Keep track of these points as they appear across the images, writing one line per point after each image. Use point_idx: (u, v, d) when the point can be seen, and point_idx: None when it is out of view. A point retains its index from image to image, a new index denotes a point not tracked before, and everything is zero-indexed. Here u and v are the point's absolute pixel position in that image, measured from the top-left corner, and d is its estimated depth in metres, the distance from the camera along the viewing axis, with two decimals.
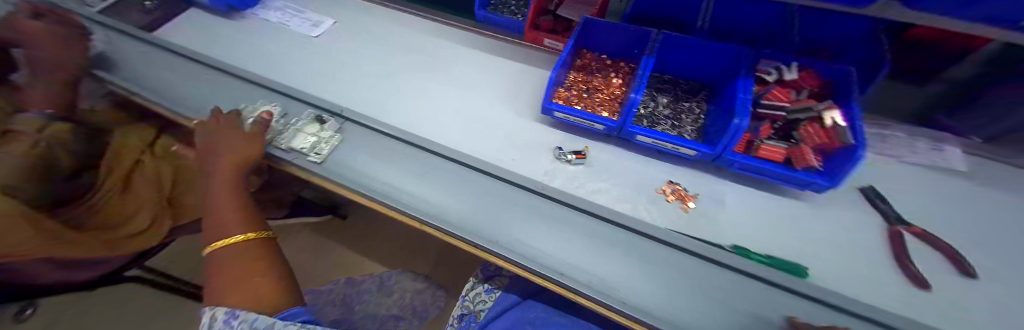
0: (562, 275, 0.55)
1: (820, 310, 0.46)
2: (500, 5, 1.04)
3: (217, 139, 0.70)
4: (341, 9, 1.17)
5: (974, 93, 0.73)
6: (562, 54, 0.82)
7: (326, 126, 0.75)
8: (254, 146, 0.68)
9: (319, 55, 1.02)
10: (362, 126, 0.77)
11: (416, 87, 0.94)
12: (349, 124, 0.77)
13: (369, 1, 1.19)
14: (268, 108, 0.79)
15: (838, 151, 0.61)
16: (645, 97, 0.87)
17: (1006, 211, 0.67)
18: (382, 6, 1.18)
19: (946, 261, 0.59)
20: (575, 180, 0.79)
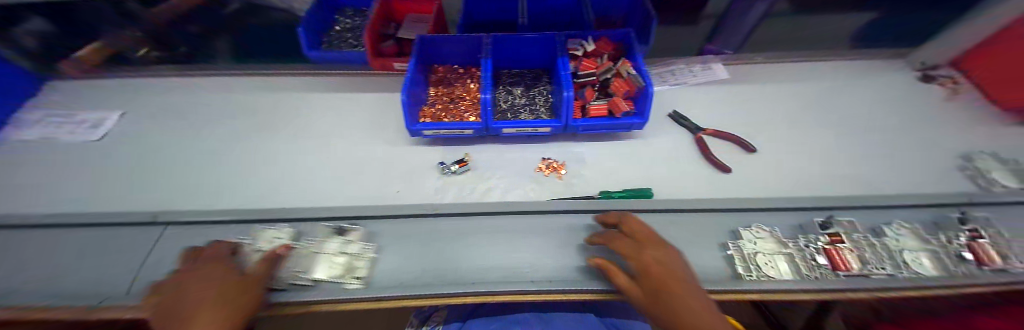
0: (475, 282, 0.54)
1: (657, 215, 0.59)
2: (336, 41, 1.00)
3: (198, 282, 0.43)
4: (156, 96, 1.00)
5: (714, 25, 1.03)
6: (408, 73, 0.76)
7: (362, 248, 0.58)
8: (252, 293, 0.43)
9: (132, 155, 0.84)
10: (185, 223, 0.61)
11: (267, 155, 0.83)
12: (166, 228, 0.60)
13: (192, 77, 1.05)
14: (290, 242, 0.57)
15: (638, 94, 0.81)
16: (502, 94, 0.92)
17: (756, 97, 0.95)
18: (208, 78, 1.06)
19: (733, 145, 0.82)
20: (464, 189, 0.77)
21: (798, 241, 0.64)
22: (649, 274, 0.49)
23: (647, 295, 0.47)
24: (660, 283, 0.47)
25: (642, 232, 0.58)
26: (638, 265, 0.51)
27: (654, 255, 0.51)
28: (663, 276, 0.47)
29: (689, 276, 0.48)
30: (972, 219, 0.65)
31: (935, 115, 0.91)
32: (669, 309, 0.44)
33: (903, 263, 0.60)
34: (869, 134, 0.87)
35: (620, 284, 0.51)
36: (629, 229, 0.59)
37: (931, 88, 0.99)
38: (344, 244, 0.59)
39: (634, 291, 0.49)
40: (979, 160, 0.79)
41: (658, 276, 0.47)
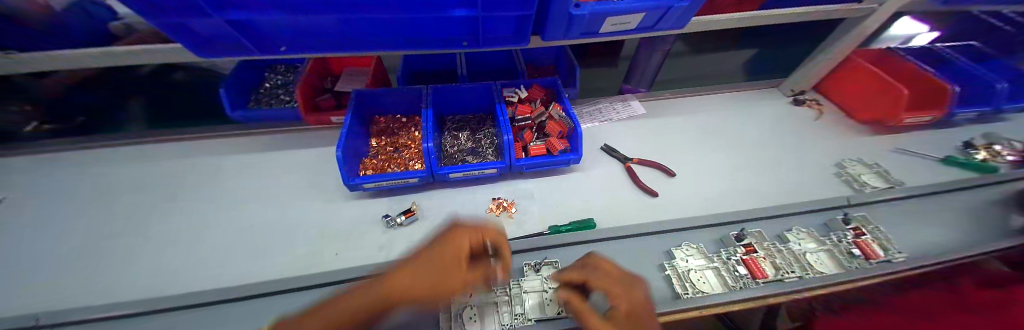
0: None
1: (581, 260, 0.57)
2: (262, 99, 1.08)
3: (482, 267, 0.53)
4: (71, 169, 0.93)
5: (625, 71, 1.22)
6: (344, 126, 0.77)
7: (546, 276, 0.64)
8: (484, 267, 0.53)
9: (26, 239, 0.75)
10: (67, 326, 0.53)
11: (193, 228, 0.78)
12: None
13: (120, 142, 1.01)
14: (547, 261, 0.68)
15: (570, 133, 0.88)
16: (446, 139, 0.96)
17: (673, 126, 1.10)
18: (141, 142, 1.02)
19: (658, 171, 0.92)
20: (412, 241, 0.74)
21: (721, 254, 0.70)
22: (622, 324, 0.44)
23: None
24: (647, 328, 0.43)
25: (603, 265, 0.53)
26: (623, 305, 0.46)
27: (637, 295, 0.48)
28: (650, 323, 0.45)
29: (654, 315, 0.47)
30: (854, 218, 0.78)
31: (809, 131, 1.13)
32: None
33: (806, 264, 0.68)
34: (763, 149, 1.04)
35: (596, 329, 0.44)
36: (599, 264, 0.54)
37: (802, 109, 1.23)
38: (544, 279, 0.64)
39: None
40: (849, 167, 0.96)
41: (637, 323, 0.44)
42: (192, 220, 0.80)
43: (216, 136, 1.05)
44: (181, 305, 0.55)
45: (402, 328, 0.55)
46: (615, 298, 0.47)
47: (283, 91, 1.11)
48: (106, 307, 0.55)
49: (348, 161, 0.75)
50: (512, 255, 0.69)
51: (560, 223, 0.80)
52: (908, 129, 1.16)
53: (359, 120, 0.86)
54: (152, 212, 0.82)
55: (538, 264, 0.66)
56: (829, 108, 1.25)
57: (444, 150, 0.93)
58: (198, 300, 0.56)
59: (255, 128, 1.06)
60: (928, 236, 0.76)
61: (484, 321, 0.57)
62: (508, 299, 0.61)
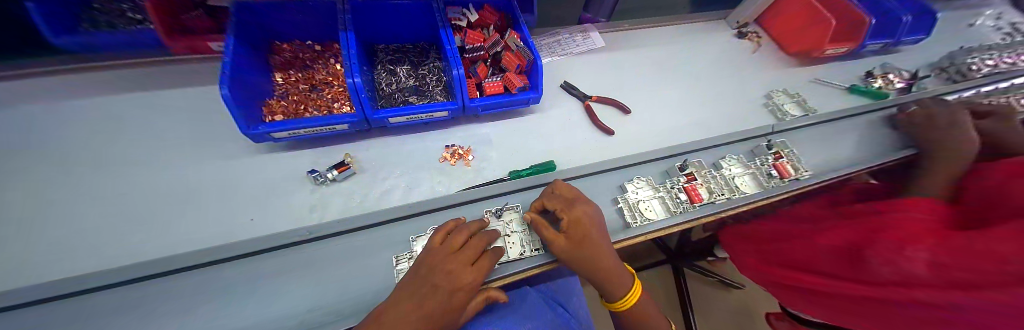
0: None
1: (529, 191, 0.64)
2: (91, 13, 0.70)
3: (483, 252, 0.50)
4: None
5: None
6: (227, 55, 0.56)
7: (509, 221, 0.62)
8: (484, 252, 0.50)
9: None
10: None
11: (17, 205, 0.56)
12: None
13: None
14: (509, 206, 0.65)
15: (529, 67, 0.78)
16: (381, 75, 0.79)
17: (631, 61, 1.06)
18: None
19: (615, 108, 0.90)
20: (353, 197, 0.64)
21: (667, 184, 0.75)
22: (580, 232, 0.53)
23: (579, 247, 0.53)
24: (590, 234, 0.53)
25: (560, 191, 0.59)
26: (574, 219, 0.53)
27: (584, 212, 0.55)
28: (594, 230, 0.54)
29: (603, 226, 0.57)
30: (776, 144, 0.87)
31: (750, 65, 1.18)
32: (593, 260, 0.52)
33: (734, 187, 0.77)
34: (710, 83, 1.07)
35: (553, 240, 0.52)
36: (558, 189, 0.60)
37: (745, 43, 1.27)
38: (506, 225, 0.62)
39: (570, 244, 0.53)
40: (776, 97, 1.05)
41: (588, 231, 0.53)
42: (17, 194, 0.57)
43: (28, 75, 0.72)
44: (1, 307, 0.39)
45: (351, 290, 0.51)
46: (565, 217, 0.53)
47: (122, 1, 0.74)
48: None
49: (242, 104, 0.57)
50: (469, 204, 0.65)
51: (518, 167, 0.77)
52: (826, 63, 1.28)
53: (251, 49, 0.64)
54: None
55: (501, 211, 0.64)
56: (768, 43, 1.31)
57: (379, 89, 0.77)
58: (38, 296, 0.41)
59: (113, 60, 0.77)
60: (821, 157, 0.90)
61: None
62: None
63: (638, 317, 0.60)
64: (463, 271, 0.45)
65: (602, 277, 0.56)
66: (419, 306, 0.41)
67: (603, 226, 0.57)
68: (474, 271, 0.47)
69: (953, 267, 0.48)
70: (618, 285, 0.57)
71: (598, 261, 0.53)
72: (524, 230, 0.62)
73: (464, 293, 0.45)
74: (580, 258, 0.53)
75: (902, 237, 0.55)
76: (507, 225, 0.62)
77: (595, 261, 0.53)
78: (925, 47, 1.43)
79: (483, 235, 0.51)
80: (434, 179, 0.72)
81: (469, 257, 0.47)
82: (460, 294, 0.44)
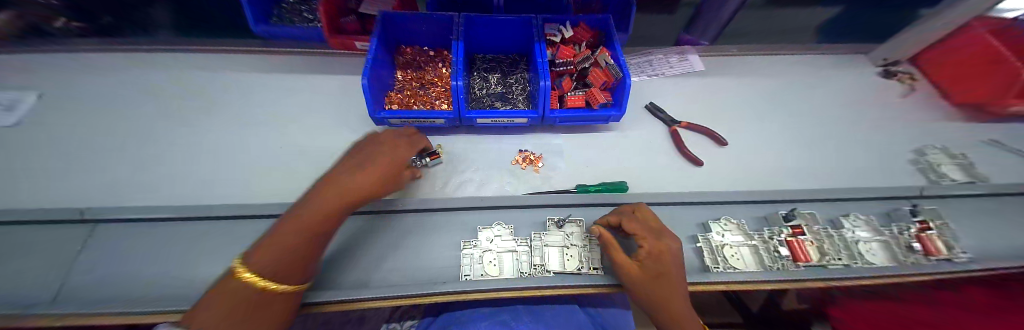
0: (443, 283, 0.53)
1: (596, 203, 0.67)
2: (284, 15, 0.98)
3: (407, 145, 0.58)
4: (113, 73, 0.96)
5: (689, 16, 1.03)
6: (370, 53, 0.70)
7: (569, 233, 0.62)
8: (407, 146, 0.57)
9: (83, 136, 0.80)
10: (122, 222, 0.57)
11: (223, 146, 0.79)
12: (102, 228, 0.57)
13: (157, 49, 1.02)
14: (572, 219, 0.65)
15: (615, 85, 0.78)
16: (475, 79, 0.88)
17: (729, 90, 0.96)
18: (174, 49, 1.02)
19: (706, 138, 0.83)
20: (437, 183, 0.73)
21: (764, 233, 0.65)
22: (660, 263, 0.49)
23: (652, 280, 0.48)
24: (669, 267, 0.49)
25: (640, 213, 0.56)
26: (654, 248, 0.50)
27: (665, 243, 0.51)
28: (673, 267, 0.49)
29: (682, 264, 0.52)
30: (923, 211, 0.70)
31: (891, 110, 0.97)
32: (668, 298, 0.48)
33: (856, 253, 0.63)
34: (831, 125, 0.91)
35: (623, 263, 0.49)
36: (639, 212, 0.57)
37: (891, 83, 1.05)
38: (566, 236, 0.62)
39: (641, 272, 0.49)
40: (931, 154, 0.83)
41: (668, 264, 0.49)
42: (227, 138, 0.81)
43: (247, 51, 1.03)
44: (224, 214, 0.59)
45: (423, 264, 0.57)
46: (642, 242, 0.50)
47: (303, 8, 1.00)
48: (146, 210, 0.58)
49: (373, 92, 0.70)
50: (536, 207, 0.67)
51: (591, 182, 0.76)
52: (1016, 121, 0.97)
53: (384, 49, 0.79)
54: (190, 126, 0.84)
55: (564, 222, 0.64)
56: (922, 85, 1.05)
57: (472, 92, 0.86)
58: (239, 212, 0.59)
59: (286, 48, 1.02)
60: (993, 240, 0.68)
61: (503, 267, 0.57)
62: (530, 248, 0.60)
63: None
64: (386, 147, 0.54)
65: (668, 321, 0.49)
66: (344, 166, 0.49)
67: (682, 266, 0.51)
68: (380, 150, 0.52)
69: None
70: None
71: (670, 303, 0.48)
72: (585, 245, 0.61)
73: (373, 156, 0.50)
74: (650, 293, 0.48)
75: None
76: (567, 237, 0.61)
77: (666, 303, 0.48)
78: None
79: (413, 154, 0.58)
80: (507, 179, 0.76)
81: (396, 145, 0.55)
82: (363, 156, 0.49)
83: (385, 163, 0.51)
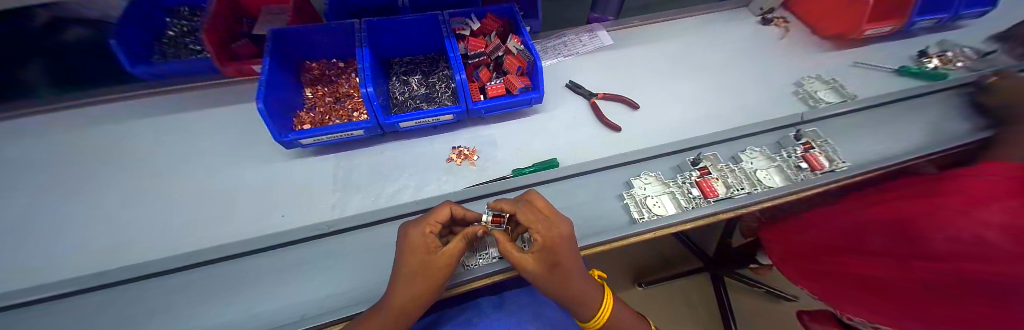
0: None
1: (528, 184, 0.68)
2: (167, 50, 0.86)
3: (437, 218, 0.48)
4: None
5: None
6: (263, 75, 0.65)
7: None
8: (434, 222, 0.48)
9: None
10: None
11: (108, 207, 0.69)
12: None
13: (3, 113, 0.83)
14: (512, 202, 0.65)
15: (530, 68, 0.79)
16: (395, 85, 0.85)
17: (640, 57, 1.04)
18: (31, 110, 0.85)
19: (624, 104, 0.89)
20: (367, 197, 0.70)
21: (678, 179, 0.72)
22: (552, 253, 0.45)
23: (546, 270, 0.46)
24: (563, 255, 0.45)
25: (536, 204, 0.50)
26: (545, 239, 0.45)
27: (557, 231, 0.46)
28: (567, 253, 0.46)
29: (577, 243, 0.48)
30: (805, 134, 0.81)
31: (774, 53, 1.10)
32: (566, 283, 0.46)
33: (756, 180, 0.72)
34: (729, 74, 1.01)
35: (519, 262, 0.46)
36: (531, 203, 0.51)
37: (770, 29, 1.19)
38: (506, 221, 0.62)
39: (536, 264, 0.46)
40: (807, 84, 0.96)
41: (558, 254, 0.45)
42: (114, 196, 0.71)
43: (135, 97, 0.92)
44: (119, 280, 0.52)
45: (359, 282, 0.56)
46: (534, 235, 0.46)
47: (190, 39, 0.89)
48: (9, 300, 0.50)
49: (275, 115, 0.65)
50: (471, 200, 0.67)
51: (524, 165, 0.77)
52: (867, 44, 1.15)
53: (284, 68, 0.74)
54: (63, 190, 0.72)
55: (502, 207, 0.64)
56: (796, 27, 1.21)
57: (393, 98, 0.83)
58: (134, 276, 0.53)
59: (182, 84, 0.92)
60: (854, 147, 0.82)
61: None
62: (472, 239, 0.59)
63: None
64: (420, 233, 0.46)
65: (570, 301, 0.48)
66: (406, 240, 0.46)
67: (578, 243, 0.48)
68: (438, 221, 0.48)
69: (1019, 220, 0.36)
70: (589, 309, 0.49)
71: (569, 287, 0.46)
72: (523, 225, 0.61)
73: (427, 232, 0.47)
74: (545, 282, 0.47)
75: (968, 206, 0.42)
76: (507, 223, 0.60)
77: (564, 288, 0.46)
78: (995, 22, 1.24)
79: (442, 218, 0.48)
80: (442, 179, 0.75)
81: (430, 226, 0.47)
82: (417, 232, 0.46)
83: (415, 250, 0.45)
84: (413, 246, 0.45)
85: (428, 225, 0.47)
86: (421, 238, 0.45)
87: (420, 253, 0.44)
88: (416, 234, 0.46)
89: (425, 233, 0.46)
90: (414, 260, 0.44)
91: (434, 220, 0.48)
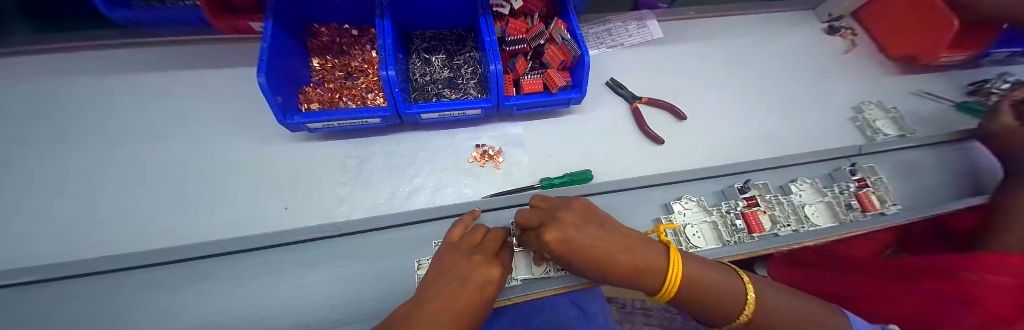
0: None
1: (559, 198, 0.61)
2: None
3: (502, 258, 0.46)
4: None
5: None
6: (265, 42, 0.54)
7: None
8: (504, 262, 0.45)
9: None
10: None
11: (92, 175, 0.62)
12: None
13: None
14: None
15: (574, 63, 0.68)
16: (415, 63, 0.75)
17: (689, 58, 0.92)
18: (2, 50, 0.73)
19: (667, 113, 0.80)
20: (380, 195, 0.63)
21: (721, 208, 0.66)
22: (567, 265, 0.41)
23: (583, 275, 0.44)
24: (578, 266, 0.40)
25: (520, 217, 0.46)
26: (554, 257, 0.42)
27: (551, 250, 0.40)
28: (582, 264, 0.39)
29: (595, 247, 0.39)
30: (861, 169, 0.74)
31: (835, 68, 0.99)
32: (613, 279, 0.40)
33: (803, 218, 0.66)
34: (784, 89, 0.91)
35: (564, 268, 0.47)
36: (521, 219, 0.46)
37: (834, 40, 1.06)
38: None
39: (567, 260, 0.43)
40: (867, 110, 0.87)
41: (575, 267, 0.41)
42: (102, 165, 0.63)
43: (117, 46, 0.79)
44: (115, 269, 0.47)
45: (369, 293, 0.51)
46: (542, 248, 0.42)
47: None
48: None
49: (279, 92, 0.55)
50: (496, 210, 0.61)
51: (553, 174, 0.70)
52: (940, 68, 1.03)
53: (289, 33, 0.62)
54: (48, 152, 0.64)
55: None
56: (861, 40, 1.08)
57: (412, 79, 0.73)
58: (123, 265, 0.48)
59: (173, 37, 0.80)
60: (907, 189, 0.75)
61: None
62: None
63: (705, 307, 0.41)
64: (495, 265, 0.42)
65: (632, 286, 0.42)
66: (483, 268, 0.40)
67: (591, 249, 0.38)
68: (499, 255, 0.46)
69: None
70: (655, 287, 0.40)
71: (614, 280, 0.41)
72: None
73: (503, 269, 0.43)
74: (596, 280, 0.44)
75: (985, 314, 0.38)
76: None
77: (615, 282, 0.41)
78: None
79: (506, 256, 0.47)
80: (463, 180, 0.67)
81: (499, 262, 0.44)
82: (497, 268, 0.41)
83: (487, 286, 0.39)
84: (489, 279, 0.40)
85: (501, 264, 0.44)
86: (496, 279, 0.41)
87: (492, 290, 0.40)
88: (493, 269, 0.41)
89: (497, 269, 0.42)
90: (483, 296, 0.38)
91: (495, 254, 0.46)
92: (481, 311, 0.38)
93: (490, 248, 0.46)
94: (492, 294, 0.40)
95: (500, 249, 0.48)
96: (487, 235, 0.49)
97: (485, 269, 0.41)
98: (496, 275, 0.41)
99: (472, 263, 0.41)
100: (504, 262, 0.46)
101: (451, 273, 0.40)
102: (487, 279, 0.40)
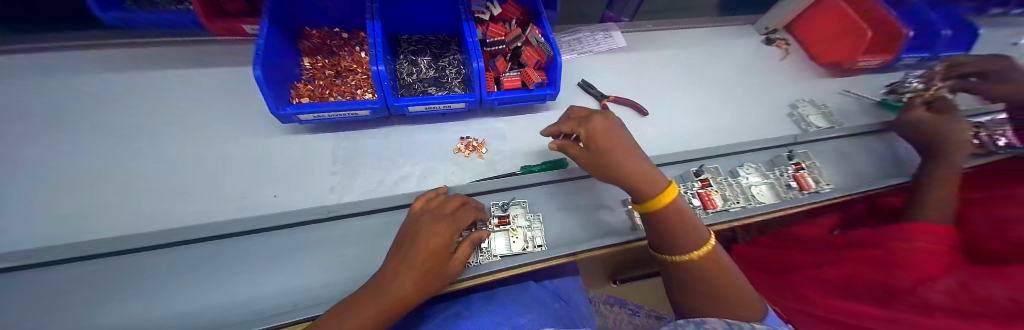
0: None
1: (537, 182, 0.68)
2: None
3: (456, 218, 0.50)
4: None
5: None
6: (261, 40, 0.58)
7: (517, 217, 0.61)
8: (454, 222, 0.49)
9: None
10: None
11: (70, 169, 0.62)
12: None
13: None
14: (517, 202, 0.64)
15: (548, 64, 0.77)
16: (402, 64, 0.80)
17: (650, 64, 1.04)
18: None
19: (631, 110, 0.90)
20: (369, 183, 0.66)
21: (680, 189, 0.74)
22: (592, 140, 0.52)
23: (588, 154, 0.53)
24: (605, 144, 0.51)
25: (575, 112, 0.59)
26: (589, 133, 0.53)
27: (601, 125, 0.53)
28: (608, 141, 0.51)
29: (627, 140, 0.52)
30: (797, 155, 0.85)
31: (774, 73, 1.14)
32: (618, 164, 0.50)
33: (750, 196, 0.76)
34: (731, 90, 1.04)
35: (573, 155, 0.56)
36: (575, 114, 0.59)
37: (771, 50, 1.23)
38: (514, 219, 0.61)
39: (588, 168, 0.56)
40: (801, 107, 1.01)
41: (601, 139, 0.51)
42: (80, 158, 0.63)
43: (101, 46, 0.80)
44: (94, 254, 0.47)
45: (360, 270, 0.53)
46: (582, 129, 0.53)
47: None
48: None
49: (272, 85, 0.59)
50: (480, 194, 0.66)
51: (532, 163, 0.76)
52: (860, 73, 1.21)
53: (282, 33, 0.67)
54: (24, 148, 0.64)
55: (507, 207, 0.63)
56: (795, 50, 1.25)
57: (400, 79, 0.78)
58: (109, 250, 0.48)
59: (162, 38, 0.81)
60: (836, 172, 0.88)
61: None
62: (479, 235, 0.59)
63: (676, 228, 0.49)
64: (435, 225, 0.47)
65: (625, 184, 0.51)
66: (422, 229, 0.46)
67: (628, 136, 0.53)
68: (452, 216, 0.50)
69: (970, 295, 0.40)
70: (649, 188, 0.50)
71: (618, 168, 0.50)
72: (528, 226, 0.61)
73: (449, 228, 0.48)
74: (596, 163, 0.53)
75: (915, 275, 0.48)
76: (514, 224, 0.60)
77: (613, 168, 0.51)
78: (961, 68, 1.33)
79: (459, 215, 0.51)
80: (448, 169, 0.72)
81: (445, 221, 0.49)
82: (437, 226, 0.47)
83: (428, 243, 0.45)
84: (428, 237, 0.45)
85: (448, 223, 0.49)
86: (442, 233, 0.46)
87: (435, 246, 0.45)
88: (433, 229, 0.46)
89: (441, 228, 0.47)
90: (427, 251, 0.44)
91: (448, 215, 0.50)
92: (430, 264, 0.44)
93: (444, 211, 0.51)
94: (439, 248, 0.46)
95: (459, 210, 0.52)
96: (445, 201, 0.54)
97: (427, 230, 0.46)
98: (439, 234, 0.46)
99: (421, 224, 0.47)
100: (455, 220, 0.50)
101: (408, 233, 0.47)
102: (427, 237, 0.45)
